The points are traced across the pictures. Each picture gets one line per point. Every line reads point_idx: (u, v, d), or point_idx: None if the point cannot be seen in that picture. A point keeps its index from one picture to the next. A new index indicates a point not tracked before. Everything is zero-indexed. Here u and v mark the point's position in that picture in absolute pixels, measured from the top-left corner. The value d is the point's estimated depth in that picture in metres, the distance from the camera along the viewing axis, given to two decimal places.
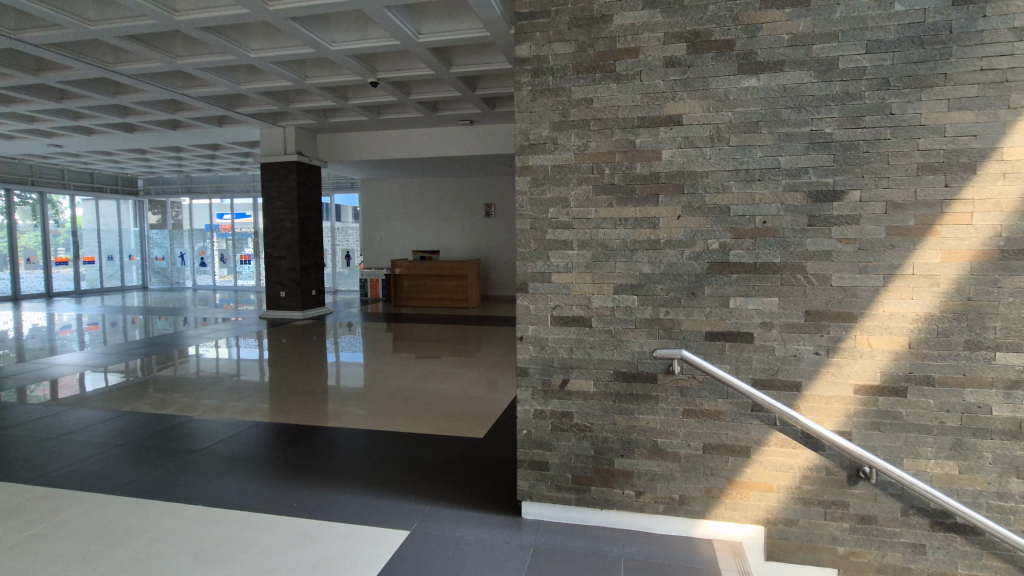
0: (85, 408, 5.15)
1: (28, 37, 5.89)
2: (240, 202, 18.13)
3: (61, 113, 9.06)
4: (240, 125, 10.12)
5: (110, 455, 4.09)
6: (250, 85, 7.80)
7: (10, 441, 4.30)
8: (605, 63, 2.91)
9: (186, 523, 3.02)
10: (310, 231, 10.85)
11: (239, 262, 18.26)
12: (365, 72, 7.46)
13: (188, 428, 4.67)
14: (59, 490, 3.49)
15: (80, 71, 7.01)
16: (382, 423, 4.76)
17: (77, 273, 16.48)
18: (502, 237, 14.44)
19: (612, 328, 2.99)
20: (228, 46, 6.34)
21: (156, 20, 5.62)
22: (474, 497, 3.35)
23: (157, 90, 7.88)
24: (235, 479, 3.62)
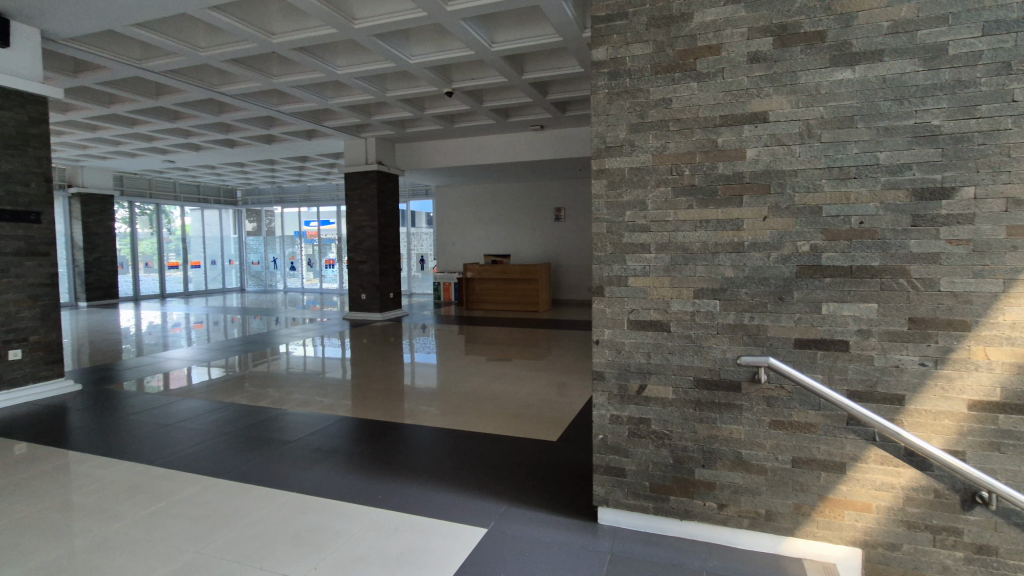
0: (195, 398, 5.69)
1: (151, 65, 6.61)
2: (325, 210, 19.32)
3: (175, 132, 10.09)
4: (326, 138, 10.80)
5: (217, 441, 4.50)
6: (336, 100, 8.31)
7: (134, 426, 4.84)
8: (685, 62, 2.85)
9: (282, 509, 3.26)
10: (389, 237, 11.37)
11: (323, 266, 19.45)
12: (441, 83, 7.73)
13: (281, 420, 5.04)
14: (176, 471, 3.89)
15: (192, 94, 7.78)
16: (456, 423, 4.89)
17: (185, 276, 18.27)
18: (571, 241, 14.41)
19: (691, 334, 2.91)
20: (317, 64, 6.79)
21: (256, 44, 6.12)
22: (549, 500, 3.36)
23: (255, 108, 8.58)
24: (324, 470, 3.86)
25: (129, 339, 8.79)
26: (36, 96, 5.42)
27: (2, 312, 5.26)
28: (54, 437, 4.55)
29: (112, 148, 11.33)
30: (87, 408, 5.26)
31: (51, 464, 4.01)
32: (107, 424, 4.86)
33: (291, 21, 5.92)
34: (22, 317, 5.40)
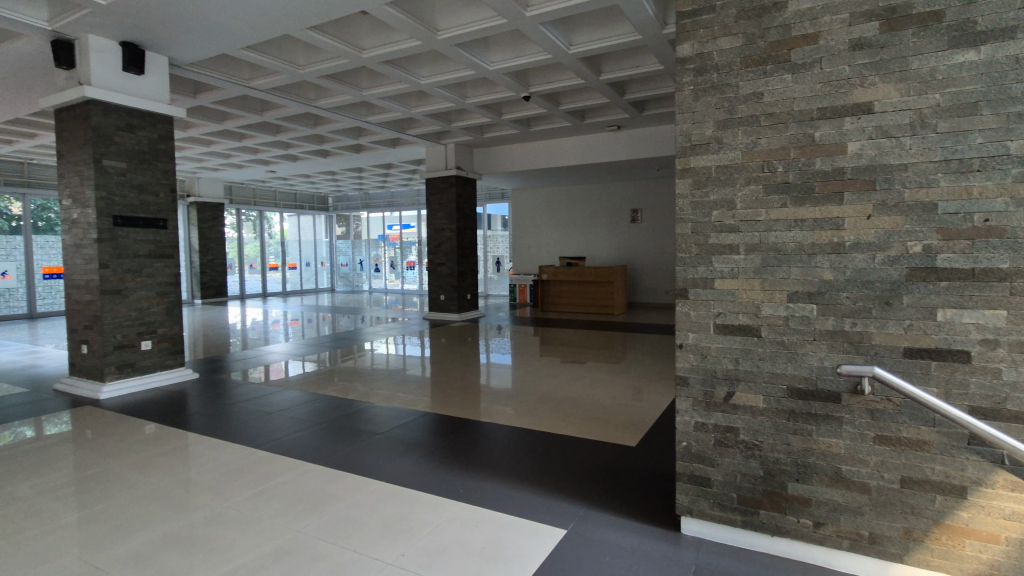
0: (292, 389, 6.16)
1: (258, 84, 7.24)
2: (406, 214, 20.19)
3: (277, 144, 10.98)
4: (409, 145, 11.30)
5: (312, 430, 4.84)
6: (419, 109, 8.68)
7: (241, 413, 5.33)
8: (778, 54, 2.71)
9: (371, 497, 3.45)
10: (467, 240, 11.68)
11: (405, 268, 20.34)
12: (519, 87, 7.85)
13: (368, 413, 5.33)
14: (277, 456, 4.23)
15: (292, 109, 8.43)
16: (533, 423, 4.93)
17: (284, 277, 19.81)
18: (648, 243, 14.06)
19: (785, 339, 2.75)
20: (403, 75, 7.12)
21: (348, 59, 6.52)
22: (629, 506, 3.31)
23: (346, 120, 9.15)
24: (408, 462, 4.04)
25: (238, 334, 9.68)
26: (165, 116, 6.11)
27: (137, 308, 5.97)
28: (177, 419, 5.11)
29: (223, 161, 12.53)
30: (202, 395, 5.86)
31: (175, 444, 4.50)
32: (219, 410, 5.38)
33: (380, 36, 6.26)
34: (153, 312, 6.11)
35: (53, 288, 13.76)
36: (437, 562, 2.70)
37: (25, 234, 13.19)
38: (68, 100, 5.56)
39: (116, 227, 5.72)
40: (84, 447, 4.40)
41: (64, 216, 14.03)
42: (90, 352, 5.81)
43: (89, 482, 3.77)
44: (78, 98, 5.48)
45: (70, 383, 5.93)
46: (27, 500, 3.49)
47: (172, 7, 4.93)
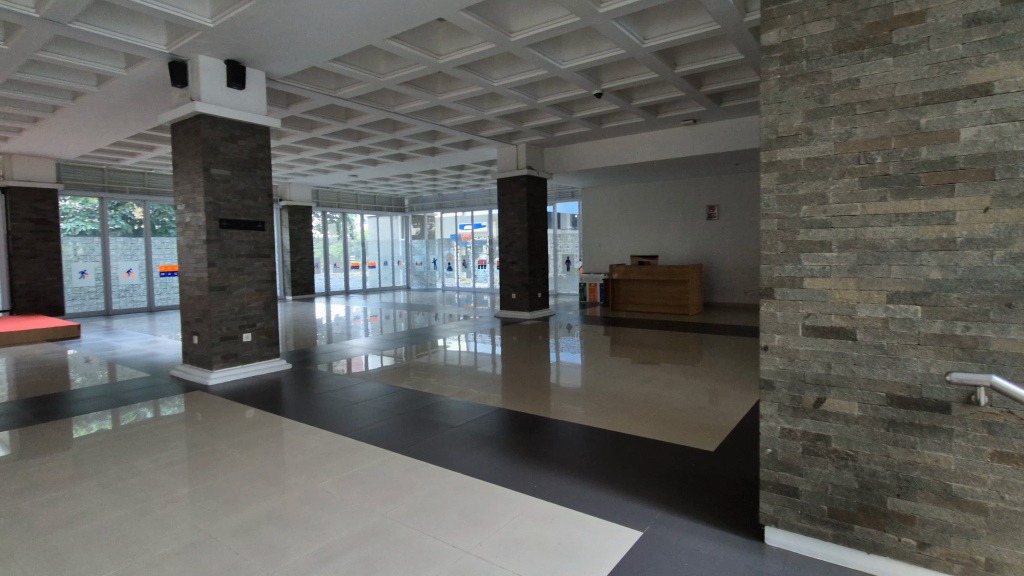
0: (373, 382, 6.50)
1: (342, 93, 7.68)
2: (478, 214, 20.61)
3: (359, 150, 11.59)
4: (482, 147, 11.53)
5: (391, 420, 5.09)
6: (491, 111, 8.84)
7: (327, 402, 5.69)
8: (877, 36, 2.52)
9: (448, 487, 3.58)
10: (538, 239, 11.75)
11: (477, 266, 20.76)
12: (591, 85, 7.78)
13: (443, 406, 5.52)
14: (361, 443, 4.49)
15: (373, 115, 8.86)
16: (604, 423, 4.89)
17: (364, 275, 20.85)
18: (726, 241, 13.47)
19: (884, 343, 2.56)
20: (477, 78, 7.28)
21: (425, 66, 6.76)
22: (707, 511, 3.22)
23: (423, 124, 9.49)
24: (482, 456, 4.14)
25: (325, 328, 10.33)
26: (262, 127, 6.63)
27: (239, 303, 6.53)
28: (272, 406, 5.55)
29: (311, 166, 13.40)
30: (294, 384, 6.32)
31: (271, 428, 4.90)
32: (308, 398, 5.79)
33: (456, 41, 6.44)
34: (252, 307, 6.66)
35: (169, 284, 15.37)
36: (513, 554, 2.76)
37: (146, 236, 14.81)
38: (182, 115, 6.18)
39: (222, 230, 6.29)
40: (195, 428, 4.90)
41: (178, 220, 15.59)
42: (200, 343, 6.43)
43: (201, 459, 4.20)
44: (190, 113, 6.08)
45: (184, 370, 6.61)
46: (151, 473, 3.94)
47: (269, 26, 5.35)
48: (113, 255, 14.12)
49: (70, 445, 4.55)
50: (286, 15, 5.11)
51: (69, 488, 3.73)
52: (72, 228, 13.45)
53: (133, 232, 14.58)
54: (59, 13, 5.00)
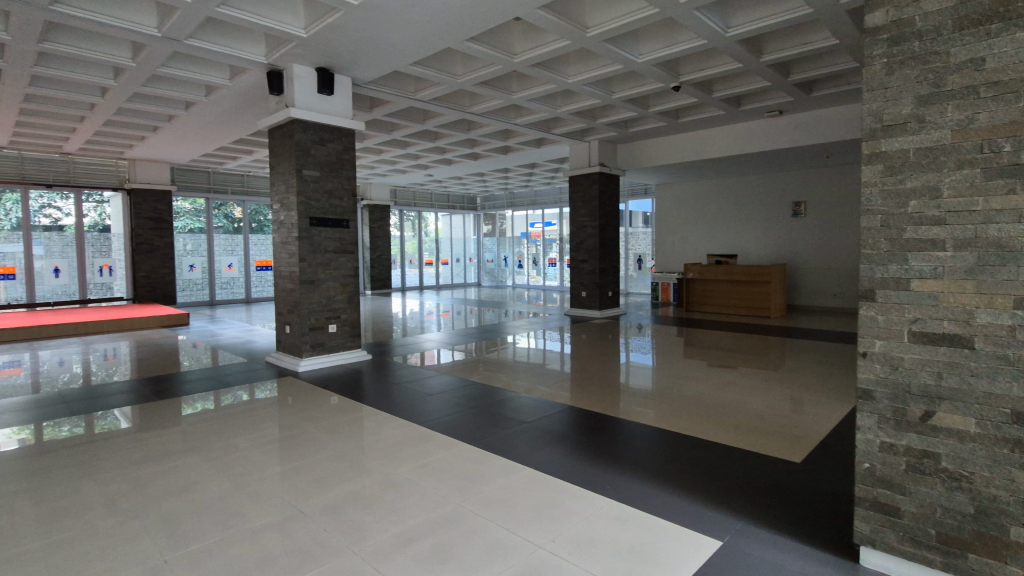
0: (445, 375, 6.69)
1: (421, 95, 7.94)
2: (549, 212, 20.61)
3: (435, 150, 11.95)
4: (554, 144, 11.51)
5: (463, 413, 5.21)
6: (565, 108, 8.80)
7: (404, 392, 5.94)
8: (1008, 9, 2.25)
9: (521, 482, 3.61)
10: (609, 236, 11.57)
11: (547, 264, 20.76)
12: (669, 78, 7.55)
13: (514, 402, 5.58)
14: (435, 434, 4.64)
15: (449, 116, 9.10)
16: (679, 427, 4.74)
17: (437, 272, 21.48)
18: (814, 239, 12.62)
19: (1008, 354, 2.29)
20: (551, 76, 7.28)
21: (500, 65, 6.84)
22: (794, 526, 3.03)
23: (497, 123, 9.62)
24: (553, 453, 4.15)
25: (402, 322, 10.76)
26: (348, 130, 7.01)
27: (326, 296, 6.94)
28: (354, 393, 5.87)
29: (391, 167, 13.99)
30: (373, 374, 6.63)
31: (354, 414, 5.18)
32: (385, 388, 6.06)
33: (531, 39, 6.47)
34: (337, 300, 7.06)
35: (265, 277, 16.61)
36: (587, 553, 2.75)
37: (245, 233, 16.10)
38: (278, 121, 6.64)
39: (311, 227, 6.70)
40: (286, 410, 5.28)
41: (273, 218, 16.79)
42: (291, 332, 6.91)
43: (291, 440, 4.52)
44: (285, 119, 6.53)
45: (277, 357, 7.15)
46: (248, 450, 4.30)
47: (356, 34, 5.63)
48: (217, 251, 15.49)
49: (181, 421, 5.05)
50: (372, 23, 5.37)
51: (181, 460, 4.14)
52: (182, 225, 14.86)
53: (234, 229, 15.90)
54: (177, 30, 5.54)
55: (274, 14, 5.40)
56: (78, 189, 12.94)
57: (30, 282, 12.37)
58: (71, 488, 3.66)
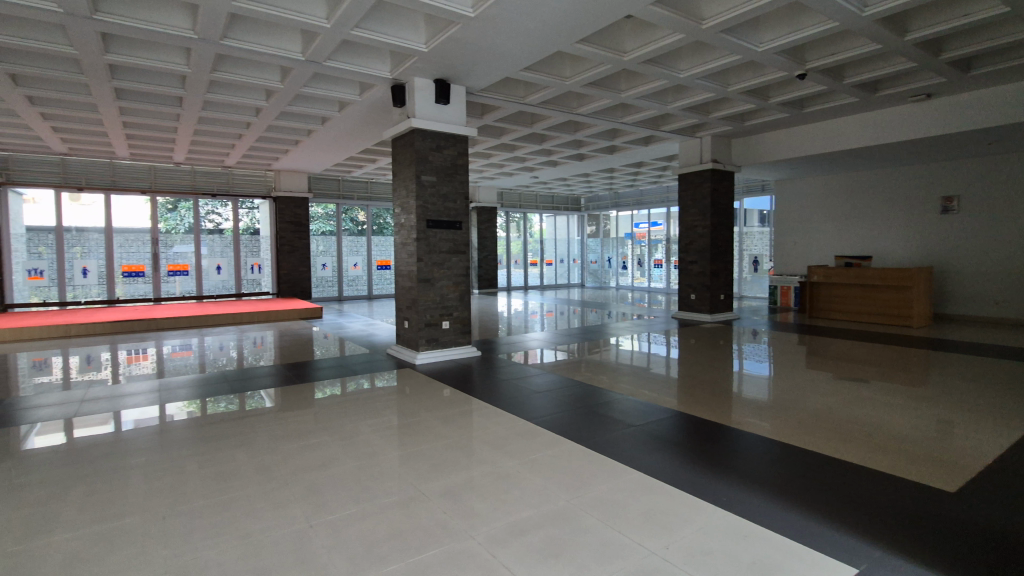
0: (550, 374, 6.78)
1: (530, 99, 8.11)
2: (656, 212, 19.96)
3: (542, 152, 12.13)
4: (663, 142, 11.15)
5: (569, 412, 5.26)
6: (675, 104, 8.50)
7: (511, 388, 6.12)
8: None
9: (631, 485, 3.58)
10: (722, 237, 10.98)
11: (653, 265, 20.07)
12: (793, 66, 7.01)
13: (620, 404, 5.50)
14: (543, 430, 4.74)
15: (557, 118, 9.19)
16: (803, 442, 4.40)
17: (541, 272, 21.76)
18: (969, 239, 10.98)
19: None
20: (662, 71, 7.08)
21: (609, 65, 6.79)
22: (947, 562, 2.69)
23: (604, 123, 9.54)
24: (664, 458, 4.05)
25: (507, 321, 11.05)
26: (461, 136, 7.35)
27: (440, 294, 7.35)
28: (465, 387, 6.17)
29: (498, 170, 14.41)
30: (481, 369, 6.91)
31: (465, 406, 5.45)
32: (493, 384, 6.28)
33: (642, 36, 6.34)
34: (450, 298, 7.44)
35: (385, 276, 17.92)
36: (701, 564, 2.66)
37: (368, 235, 17.48)
38: (400, 131, 7.16)
39: (428, 229, 7.13)
40: (405, 400, 5.68)
41: (392, 221, 18.03)
42: (409, 327, 7.41)
43: (410, 427, 4.87)
44: (406, 128, 7.02)
45: (396, 350, 7.72)
46: (375, 434, 4.71)
47: (470, 45, 5.91)
48: (343, 251, 17.00)
49: (315, 403, 5.65)
50: (486, 33, 5.60)
51: (317, 438, 4.65)
52: (317, 228, 16.59)
53: (358, 231, 17.34)
54: (318, 53, 6.20)
55: (399, 31, 5.84)
56: (235, 197, 14.88)
57: (197, 277, 14.49)
58: (233, 455, 4.26)
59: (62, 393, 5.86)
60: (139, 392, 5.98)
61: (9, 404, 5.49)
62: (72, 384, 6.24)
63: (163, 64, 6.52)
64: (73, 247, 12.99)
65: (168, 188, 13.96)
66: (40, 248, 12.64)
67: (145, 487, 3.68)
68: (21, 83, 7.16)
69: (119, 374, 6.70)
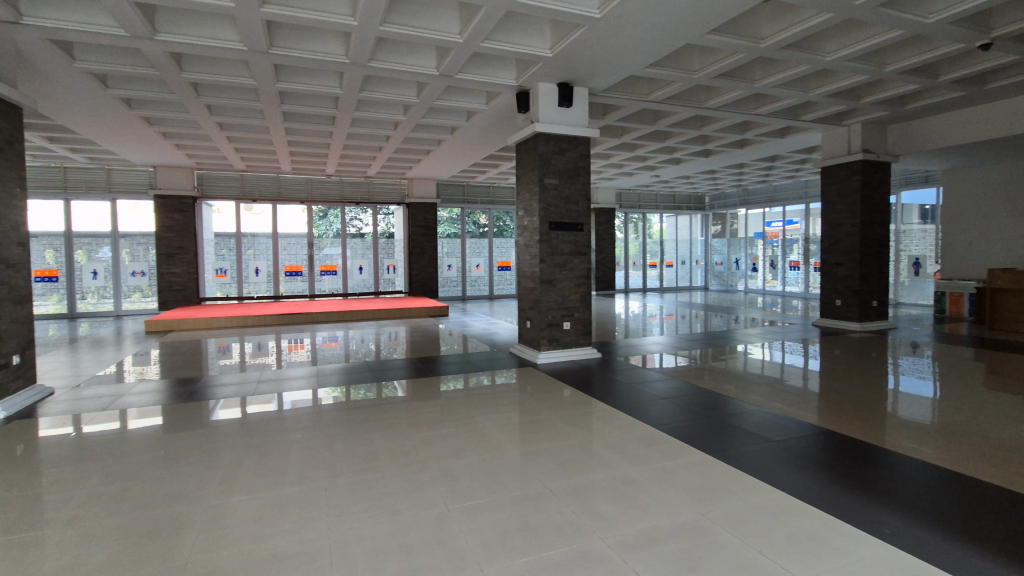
0: (673, 379, 6.52)
1: (655, 96, 7.89)
2: (792, 209, 18.22)
3: (665, 150, 11.72)
4: (803, 133, 10.22)
5: (697, 420, 5.00)
6: (819, 90, 7.75)
7: (635, 392, 5.98)
8: None
9: (771, 505, 3.32)
10: (875, 235, 9.76)
11: (788, 267, 18.33)
12: (972, 36, 6.02)
13: (755, 416, 5.12)
14: (670, 437, 4.58)
15: (683, 114, 8.82)
16: (985, 473, 3.76)
17: (661, 274, 21.06)
18: None
19: None
20: (806, 56, 6.48)
21: (744, 53, 6.37)
22: None
23: (734, 116, 8.99)
24: (809, 479, 3.70)
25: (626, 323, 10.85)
26: (584, 138, 7.36)
27: (561, 295, 7.43)
28: (586, 388, 6.17)
29: (618, 170, 14.20)
30: (601, 371, 6.86)
31: (587, 407, 5.45)
32: (613, 387, 6.20)
33: (783, 19, 5.86)
34: (571, 299, 7.49)
35: (505, 276, 18.51)
36: None
37: (489, 237, 18.18)
38: (525, 136, 7.35)
39: (550, 231, 7.23)
40: (528, 398, 5.83)
41: (512, 223, 18.57)
42: (531, 327, 7.59)
43: (535, 424, 5.00)
44: (530, 133, 7.19)
45: (517, 349, 7.94)
46: (502, 428, 4.90)
47: (595, 46, 5.90)
48: (467, 253, 17.88)
49: (447, 395, 6.02)
50: (612, 32, 5.55)
51: (449, 428, 4.96)
52: (444, 231, 17.63)
53: (480, 234, 18.11)
54: (451, 67, 6.61)
55: (527, 39, 6.03)
56: (375, 204, 16.34)
57: (343, 277, 16.13)
58: (378, 438, 4.71)
59: (240, 374, 6.89)
60: (299, 376, 6.83)
61: (202, 381, 6.58)
62: (246, 366, 7.30)
63: (322, 88, 7.37)
64: (248, 250, 15.17)
65: (321, 198, 15.72)
66: (224, 251, 14.94)
67: (308, 460, 4.21)
68: (215, 113, 8.53)
69: (282, 360, 7.70)
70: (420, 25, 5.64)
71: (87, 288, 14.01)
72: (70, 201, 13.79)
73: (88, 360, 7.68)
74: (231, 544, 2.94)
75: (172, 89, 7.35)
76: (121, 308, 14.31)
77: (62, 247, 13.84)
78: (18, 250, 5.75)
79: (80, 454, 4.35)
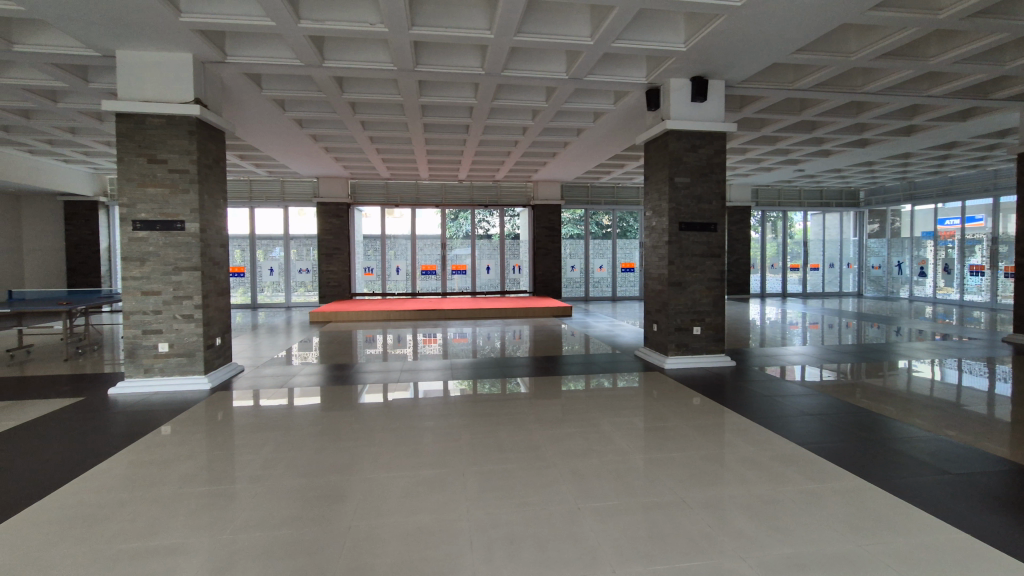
0: (819, 394, 5.92)
1: (801, 83, 7.22)
2: (973, 204, 15.49)
3: (812, 141, 10.65)
4: (992, 114, 8.67)
5: (850, 441, 4.49)
6: (1017, 61, 6.53)
7: (774, 405, 5.54)
8: None
9: (949, 546, 2.89)
10: None
11: (967, 272, 15.59)
12: None
13: (925, 442, 4.46)
14: (818, 457, 4.18)
15: (837, 101, 7.95)
16: None
17: (803, 278, 19.20)
18: None
19: None
20: (1001, 23, 5.49)
21: (917, 27, 5.56)
22: None
23: (901, 99, 7.90)
24: (1000, 521, 3.15)
25: (762, 330, 10.06)
26: (719, 133, 6.97)
27: (692, 298, 7.13)
28: (719, 397, 5.85)
29: (756, 166, 13.23)
30: (734, 380, 6.45)
31: (720, 418, 5.17)
32: (749, 398, 5.78)
33: None
34: (702, 303, 7.15)
35: (628, 278, 18.16)
36: None
37: (613, 238, 17.96)
38: (654, 135, 7.15)
39: (681, 232, 6.98)
40: (655, 403, 5.67)
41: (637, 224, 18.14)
42: (658, 330, 7.38)
43: (664, 431, 4.86)
44: (661, 131, 6.98)
45: (643, 351, 7.76)
46: (628, 432, 4.84)
47: (736, 35, 5.56)
48: (591, 254, 17.86)
49: (573, 395, 6.09)
50: (755, 19, 5.20)
51: (576, 428, 5.00)
52: (568, 232, 17.79)
53: (604, 235, 17.95)
54: (580, 70, 6.65)
55: (660, 35, 5.87)
56: (502, 207, 16.97)
57: (472, 275, 17.00)
58: (506, 432, 4.91)
59: (384, 363, 7.60)
60: (434, 368, 7.37)
61: (353, 367, 7.39)
62: (389, 356, 8.04)
63: (460, 98, 7.85)
64: (390, 250, 16.63)
65: (454, 202, 16.73)
66: (370, 251, 16.54)
67: (444, 446, 4.53)
68: (369, 127, 9.53)
69: (419, 352, 8.37)
70: (553, 32, 5.77)
71: (265, 282, 16.44)
72: (252, 209, 16.24)
73: (266, 344, 9.02)
74: (384, 515, 3.27)
75: (335, 109, 8.36)
76: (291, 299, 16.57)
77: (247, 247, 16.38)
78: (220, 250, 6.90)
79: (265, 423, 5.14)
